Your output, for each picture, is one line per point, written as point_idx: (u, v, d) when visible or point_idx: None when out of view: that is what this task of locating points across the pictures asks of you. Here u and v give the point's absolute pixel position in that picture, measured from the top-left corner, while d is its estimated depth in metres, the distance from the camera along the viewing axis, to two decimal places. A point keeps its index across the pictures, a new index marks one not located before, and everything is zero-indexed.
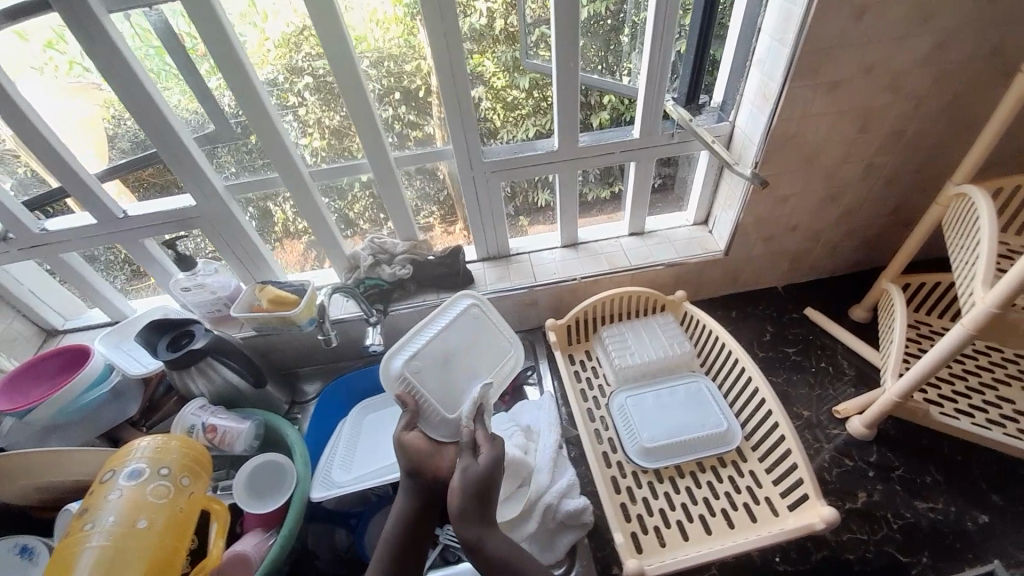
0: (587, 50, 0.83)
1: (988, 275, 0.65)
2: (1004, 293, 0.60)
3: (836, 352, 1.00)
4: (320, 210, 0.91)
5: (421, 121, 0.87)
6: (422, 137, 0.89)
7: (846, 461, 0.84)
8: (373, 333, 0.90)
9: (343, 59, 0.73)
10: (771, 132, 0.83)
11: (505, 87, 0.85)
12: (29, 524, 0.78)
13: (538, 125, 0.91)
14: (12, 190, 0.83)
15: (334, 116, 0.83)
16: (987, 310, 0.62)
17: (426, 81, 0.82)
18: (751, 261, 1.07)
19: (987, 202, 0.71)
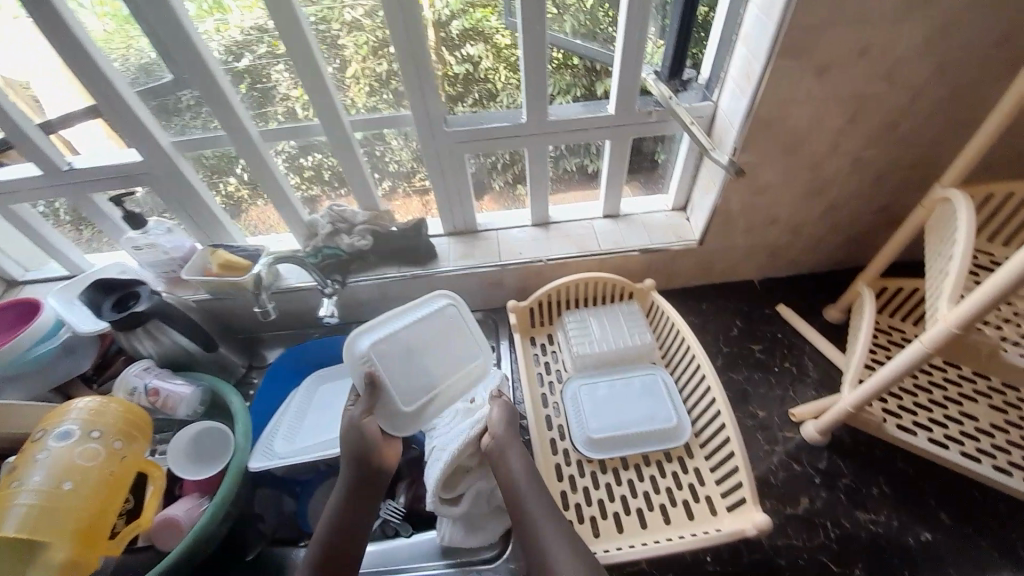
0: (595, 9, 0.77)
1: (954, 292, 0.62)
2: (968, 313, 0.58)
3: (803, 353, 0.97)
4: (274, 176, 0.86)
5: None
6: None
7: (794, 466, 0.83)
8: (327, 304, 0.87)
9: (287, 17, 0.68)
10: (751, 116, 0.77)
11: (510, 45, 0.79)
12: None
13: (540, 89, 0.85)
14: None
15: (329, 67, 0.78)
16: (947, 330, 0.60)
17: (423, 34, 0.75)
18: (727, 253, 1.02)
19: (968, 213, 0.67)
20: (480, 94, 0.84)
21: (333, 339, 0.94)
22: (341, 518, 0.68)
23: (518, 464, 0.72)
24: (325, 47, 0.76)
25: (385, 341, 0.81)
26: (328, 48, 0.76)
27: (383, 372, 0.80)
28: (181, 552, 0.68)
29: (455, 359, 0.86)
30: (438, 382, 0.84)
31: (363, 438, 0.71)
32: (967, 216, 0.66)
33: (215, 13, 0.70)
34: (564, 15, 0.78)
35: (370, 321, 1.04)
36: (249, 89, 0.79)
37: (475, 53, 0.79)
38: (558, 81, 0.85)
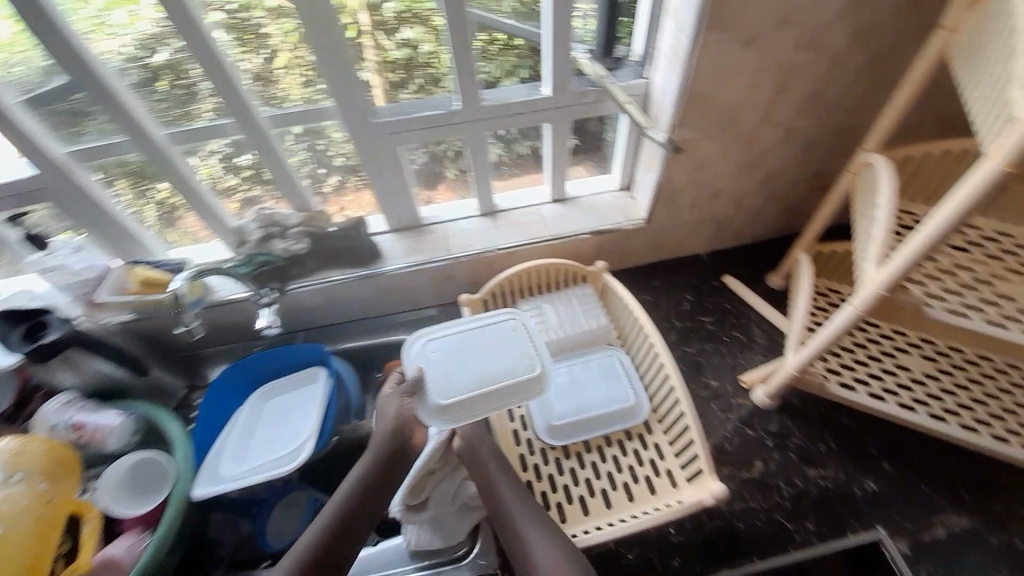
0: None
1: (881, 253, 0.65)
2: (894, 276, 0.61)
3: (749, 321, 1.00)
4: (190, 181, 0.80)
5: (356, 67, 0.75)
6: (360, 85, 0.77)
7: (748, 431, 0.87)
8: (265, 316, 0.81)
9: (181, 13, 0.63)
10: (683, 92, 0.77)
11: None
12: None
13: (486, 71, 0.82)
14: None
15: (255, 58, 0.72)
16: (875, 292, 0.63)
17: (354, 19, 0.70)
18: (674, 229, 1.03)
19: (891, 177, 0.70)
20: (424, 78, 0.80)
21: (275, 351, 0.86)
22: (362, 496, 0.69)
23: (493, 460, 0.74)
24: (247, 36, 0.70)
25: (442, 342, 0.81)
26: (249, 37, 0.70)
27: (432, 368, 0.78)
28: None
29: (510, 362, 0.79)
30: (488, 381, 0.77)
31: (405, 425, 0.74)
32: (888, 180, 0.69)
33: (126, 2, 0.63)
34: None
35: (317, 328, 0.99)
36: (157, 88, 0.72)
37: (414, 38, 0.75)
38: (503, 63, 0.82)
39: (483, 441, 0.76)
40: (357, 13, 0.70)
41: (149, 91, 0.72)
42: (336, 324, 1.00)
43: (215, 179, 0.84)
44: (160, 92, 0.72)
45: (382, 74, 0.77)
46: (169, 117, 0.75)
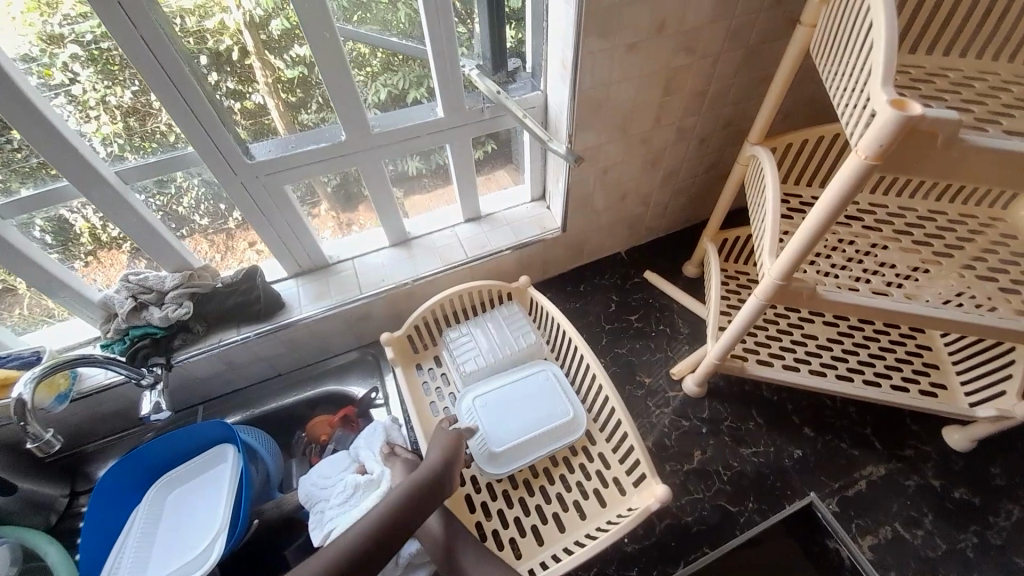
0: None
1: (773, 246, 0.68)
2: (785, 268, 0.62)
3: (672, 312, 1.03)
4: (33, 257, 0.68)
5: (246, 88, 0.68)
6: (255, 108, 0.70)
7: (684, 422, 0.89)
8: (149, 400, 0.72)
9: None
10: (576, 103, 0.77)
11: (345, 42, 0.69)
12: None
13: (390, 84, 0.77)
14: None
15: (125, 92, 0.62)
16: (774, 282, 0.65)
17: (238, 40, 0.63)
18: (591, 233, 1.04)
19: (773, 172, 0.73)
20: (323, 98, 0.73)
21: (167, 437, 0.75)
22: (360, 550, 0.58)
23: (437, 515, 0.71)
24: (115, 68, 0.60)
25: (486, 395, 0.87)
26: (113, 69, 0.60)
27: (481, 420, 0.84)
28: None
29: (545, 409, 0.85)
30: (532, 427, 0.83)
31: (449, 459, 0.68)
32: (770, 168, 0.73)
33: None
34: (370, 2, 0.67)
35: (222, 395, 0.89)
36: (12, 137, 0.60)
37: (307, 54, 0.67)
38: (408, 74, 0.77)
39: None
40: (240, 33, 0.63)
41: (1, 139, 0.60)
42: (246, 386, 0.91)
43: (99, 232, 0.74)
44: (15, 141, 0.61)
45: (277, 95, 0.70)
46: (5, 177, 0.63)
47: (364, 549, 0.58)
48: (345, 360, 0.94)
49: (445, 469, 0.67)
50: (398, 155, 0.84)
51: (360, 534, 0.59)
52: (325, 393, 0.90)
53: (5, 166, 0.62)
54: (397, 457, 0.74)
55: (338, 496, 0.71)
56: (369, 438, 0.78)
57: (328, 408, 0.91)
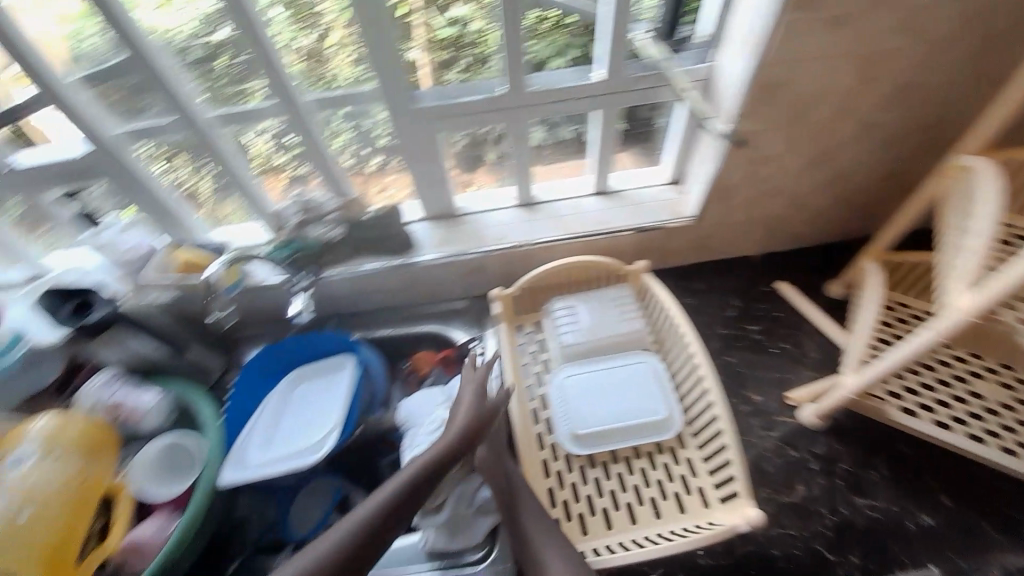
0: None
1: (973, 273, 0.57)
2: None
3: (803, 333, 0.92)
4: (234, 164, 0.83)
5: (403, 45, 0.74)
6: (408, 64, 0.76)
7: (790, 452, 0.80)
8: (298, 303, 0.94)
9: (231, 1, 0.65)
10: (751, 81, 0.71)
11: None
12: None
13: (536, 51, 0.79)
14: None
15: (308, 36, 0.73)
16: None
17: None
18: (726, 227, 0.96)
19: (995, 186, 0.60)
20: (471, 59, 0.79)
21: (299, 338, 0.87)
22: (416, 482, 0.63)
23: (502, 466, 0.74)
24: (302, 15, 0.70)
25: (579, 374, 0.87)
26: (308, 17, 0.71)
27: (571, 397, 0.84)
28: (176, 540, 0.65)
29: (637, 402, 0.82)
30: (621, 416, 0.81)
31: (482, 412, 0.71)
32: (994, 195, 0.59)
33: None
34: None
35: (349, 313, 1.00)
36: (210, 66, 0.74)
37: (465, 14, 0.74)
38: (555, 41, 0.80)
39: (496, 451, 0.75)
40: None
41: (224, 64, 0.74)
42: (369, 311, 1.01)
43: (266, 158, 0.86)
44: (231, 65, 0.74)
45: (432, 53, 0.76)
46: (214, 97, 0.78)
47: (405, 498, 0.62)
48: (454, 307, 1.00)
49: (478, 418, 0.71)
50: (545, 117, 0.86)
51: (401, 484, 0.62)
52: (422, 335, 0.95)
53: (211, 88, 0.77)
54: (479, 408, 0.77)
55: (428, 426, 0.77)
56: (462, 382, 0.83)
57: (431, 346, 0.96)
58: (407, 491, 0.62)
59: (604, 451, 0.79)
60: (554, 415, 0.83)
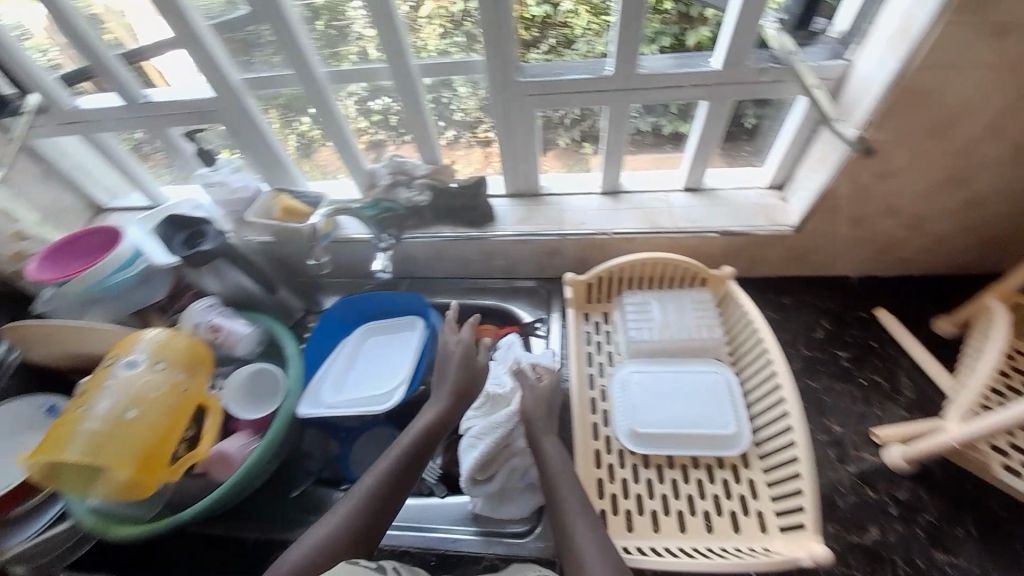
0: None
1: None
2: None
3: (898, 368, 0.84)
4: (339, 120, 0.87)
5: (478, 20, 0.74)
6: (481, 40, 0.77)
7: (867, 491, 0.74)
8: (382, 260, 0.89)
9: None
10: (894, 84, 0.64)
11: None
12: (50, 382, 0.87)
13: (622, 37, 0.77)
14: (110, 43, 0.81)
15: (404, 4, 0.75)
16: None
17: None
18: (827, 243, 0.89)
19: None
20: (556, 39, 0.77)
21: (378, 293, 0.92)
22: (424, 436, 0.71)
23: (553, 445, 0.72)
24: None
25: (646, 372, 0.85)
26: None
27: (635, 393, 0.82)
28: (251, 463, 0.70)
29: (704, 410, 0.79)
30: (686, 422, 0.78)
31: (470, 370, 0.76)
32: None
33: None
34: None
35: (423, 277, 1.03)
36: (314, 27, 0.78)
37: None
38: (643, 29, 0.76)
39: (544, 427, 0.73)
40: None
41: (345, 22, 0.77)
42: (440, 278, 1.03)
43: (353, 120, 0.89)
44: (351, 25, 0.77)
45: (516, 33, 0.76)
46: (332, 56, 0.81)
47: (408, 460, 0.68)
48: (524, 286, 1.00)
49: (465, 377, 0.76)
50: (649, 103, 0.82)
51: (405, 448, 0.69)
52: (496, 309, 0.97)
53: (324, 45, 0.80)
54: (525, 380, 0.77)
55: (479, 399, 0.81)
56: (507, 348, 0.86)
57: (496, 321, 0.98)
58: (410, 451, 0.69)
59: (665, 453, 0.77)
60: (614, 408, 0.81)
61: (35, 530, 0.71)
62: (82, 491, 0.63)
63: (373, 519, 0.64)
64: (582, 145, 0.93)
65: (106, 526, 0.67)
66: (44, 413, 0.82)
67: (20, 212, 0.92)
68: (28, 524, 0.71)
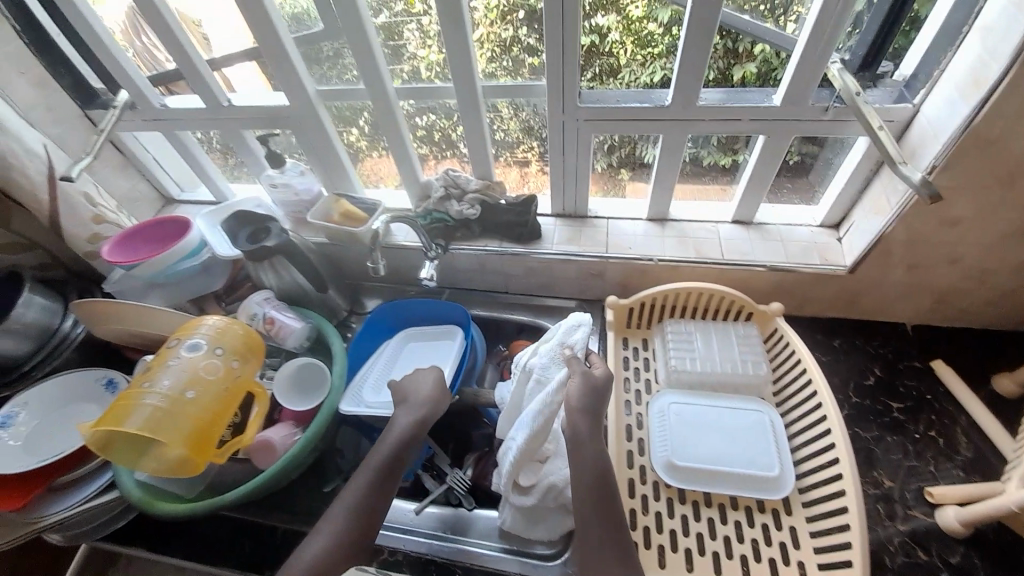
0: None
1: None
2: None
3: (955, 424, 0.80)
4: (403, 133, 0.90)
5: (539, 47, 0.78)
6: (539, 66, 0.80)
7: (918, 553, 0.70)
8: (428, 267, 0.89)
9: None
10: (967, 132, 0.63)
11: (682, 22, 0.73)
12: (112, 359, 0.94)
13: (668, 68, 0.79)
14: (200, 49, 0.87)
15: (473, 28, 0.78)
16: None
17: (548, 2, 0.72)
18: (882, 287, 0.86)
19: None
20: (600, 68, 0.80)
21: (421, 300, 0.95)
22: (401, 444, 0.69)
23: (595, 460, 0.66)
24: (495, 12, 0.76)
25: (684, 403, 0.83)
26: (497, 16, 0.76)
27: (673, 425, 0.81)
28: (291, 457, 0.72)
29: (744, 447, 0.77)
30: (725, 459, 0.76)
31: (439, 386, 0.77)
32: None
33: None
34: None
35: (464, 288, 1.06)
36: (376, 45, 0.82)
37: (604, 25, 0.75)
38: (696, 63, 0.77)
39: (584, 430, 0.67)
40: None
41: (418, 43, 0.81)
42: (482, 291, 1.05)
43: (425, 136, 0.95)
44: (421, 44, 0.81)
45: None
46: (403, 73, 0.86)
47: (382, 479, 0.65)
48: (565, 305, 1.01)
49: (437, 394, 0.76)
50: (705, 134, 0.83)
51: (383, 457, 0.67)
52: (537, 327, 0.99)
53: (393, 62, 0.84)
54: (575, 366, 0.73)
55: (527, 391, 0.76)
56: (570, 330, 0.80)
57: (531, 336, 1.01)
58: (383, 468, 0.66)
59: (702, 490, 0.74)
60: (651, 438, 0.80)
61: (78, 500, 0.74)
62: (131, 464, 0.65)
63: (352, 546, 0.60)
64: (619, 171, 0.94)
65: (150, 501, 0.69)
66: (103, 387, 0.85)
67: (104, 199, 0.96)
68: (73, 492, 0.74)
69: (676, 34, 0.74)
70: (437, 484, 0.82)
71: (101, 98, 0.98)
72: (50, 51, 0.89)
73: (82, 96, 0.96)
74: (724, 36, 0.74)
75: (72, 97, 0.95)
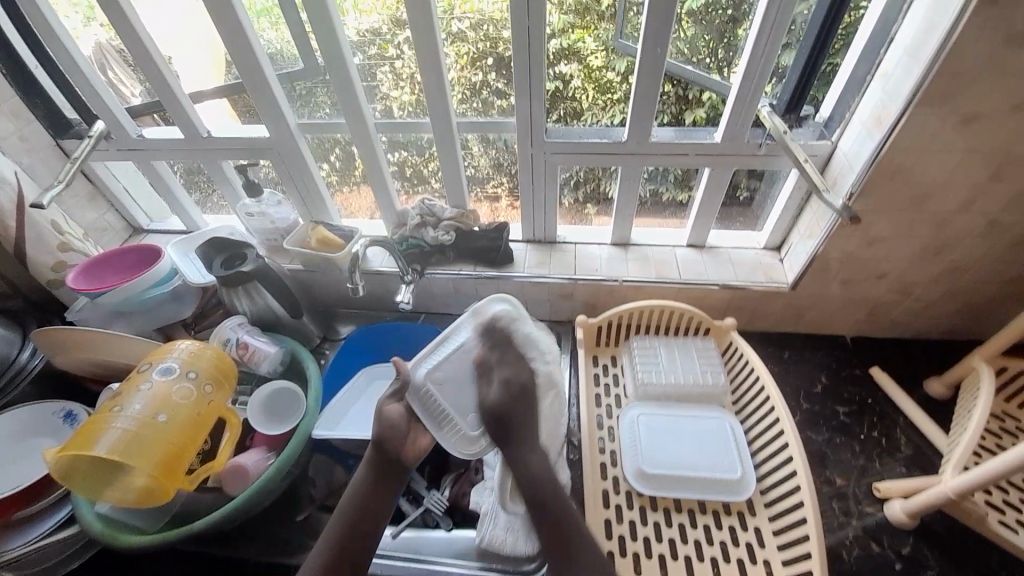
0: (697, 37, 0.79)
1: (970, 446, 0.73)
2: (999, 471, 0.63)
3: (895, 424, 0.88)
4: (381, 163, 0.95)
5: (509, 92, 0.86)
6: (508, 107, 0.88)
7: (872, 546, 0.75)
8: (405, 291, 0.93)
9: (426, 31, 0.75)
10: (874, 163, 0.73)
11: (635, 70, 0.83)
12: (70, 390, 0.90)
13: (625, 111, 0.88)
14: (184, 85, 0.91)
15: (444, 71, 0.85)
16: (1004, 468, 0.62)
17: None
18: (821, 302, 0.95)
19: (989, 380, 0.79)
20: (565, 110, 0.88)
21: (400, 325, 0.98)
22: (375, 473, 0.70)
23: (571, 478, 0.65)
24: (465, 59, 0.83)
25: (652, 414, 0.87)
26: (471, 61, 0.83)
27: (642, 435, 0.84)
28: (256, 489, 0.70)
29: (709, 455, 0.81)
30: (691, 466, 0.80)
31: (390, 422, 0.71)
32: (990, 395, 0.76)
33: (391, 22, 0.79)
34: (674, 37, 0.79)
35: (439, 312, 1.10)
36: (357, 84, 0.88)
37: (567, 72, 0.83)
38: None
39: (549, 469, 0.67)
40: None
41: (398, 83, 0.87)
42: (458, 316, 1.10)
43: (403, 168, 1.00)
44: (398, 88, 0.88)
45: None
46: (382, 110, 0.91)
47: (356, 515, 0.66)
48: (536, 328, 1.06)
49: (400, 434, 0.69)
50: (660, 167, 0.92)
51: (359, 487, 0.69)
52: None
53: (374, 98, 0.90)
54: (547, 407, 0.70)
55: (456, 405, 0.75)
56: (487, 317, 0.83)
57: None
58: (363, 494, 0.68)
59: (673, 497, 0.77)
60: (624, 450, 0.83)
61: (36, 536, 0.71)
62: (97, 493, 0.63)
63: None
64: (585, 205, 1.03)
65: (114, 535, 0.67)
66: (60, 420, 0.82)
67: (70, 225, 0.95)
68: (29, 529, 0.72)
69: (631, 83, 0.83)
70: (414, 507, 0.81)
71: (76, 128, 0.99)
72: (25, 82, 0.90)
73: (54, 126, 0.96)
74: (673, 84, 0.84)
75: (45, 127, 0.95)
